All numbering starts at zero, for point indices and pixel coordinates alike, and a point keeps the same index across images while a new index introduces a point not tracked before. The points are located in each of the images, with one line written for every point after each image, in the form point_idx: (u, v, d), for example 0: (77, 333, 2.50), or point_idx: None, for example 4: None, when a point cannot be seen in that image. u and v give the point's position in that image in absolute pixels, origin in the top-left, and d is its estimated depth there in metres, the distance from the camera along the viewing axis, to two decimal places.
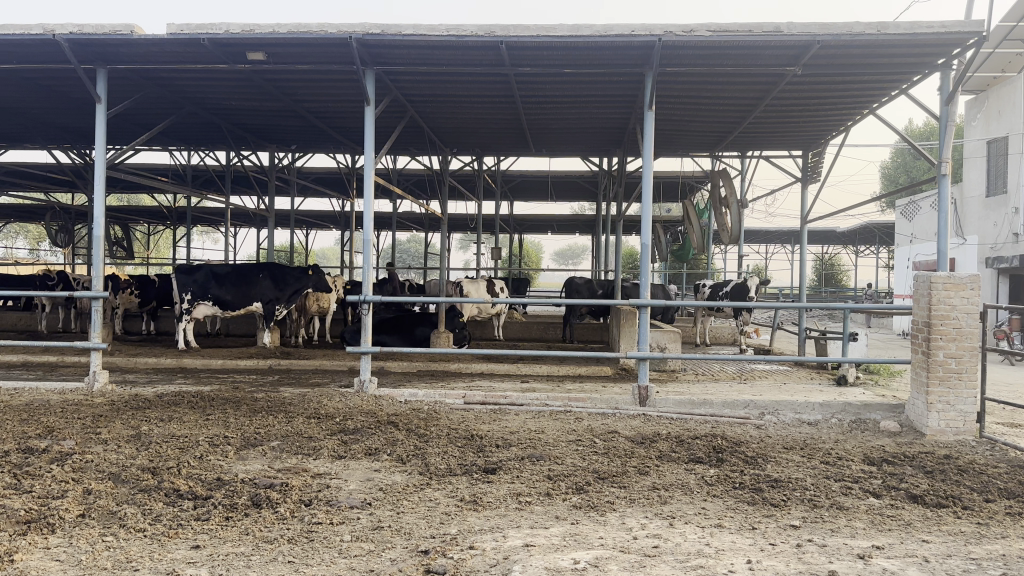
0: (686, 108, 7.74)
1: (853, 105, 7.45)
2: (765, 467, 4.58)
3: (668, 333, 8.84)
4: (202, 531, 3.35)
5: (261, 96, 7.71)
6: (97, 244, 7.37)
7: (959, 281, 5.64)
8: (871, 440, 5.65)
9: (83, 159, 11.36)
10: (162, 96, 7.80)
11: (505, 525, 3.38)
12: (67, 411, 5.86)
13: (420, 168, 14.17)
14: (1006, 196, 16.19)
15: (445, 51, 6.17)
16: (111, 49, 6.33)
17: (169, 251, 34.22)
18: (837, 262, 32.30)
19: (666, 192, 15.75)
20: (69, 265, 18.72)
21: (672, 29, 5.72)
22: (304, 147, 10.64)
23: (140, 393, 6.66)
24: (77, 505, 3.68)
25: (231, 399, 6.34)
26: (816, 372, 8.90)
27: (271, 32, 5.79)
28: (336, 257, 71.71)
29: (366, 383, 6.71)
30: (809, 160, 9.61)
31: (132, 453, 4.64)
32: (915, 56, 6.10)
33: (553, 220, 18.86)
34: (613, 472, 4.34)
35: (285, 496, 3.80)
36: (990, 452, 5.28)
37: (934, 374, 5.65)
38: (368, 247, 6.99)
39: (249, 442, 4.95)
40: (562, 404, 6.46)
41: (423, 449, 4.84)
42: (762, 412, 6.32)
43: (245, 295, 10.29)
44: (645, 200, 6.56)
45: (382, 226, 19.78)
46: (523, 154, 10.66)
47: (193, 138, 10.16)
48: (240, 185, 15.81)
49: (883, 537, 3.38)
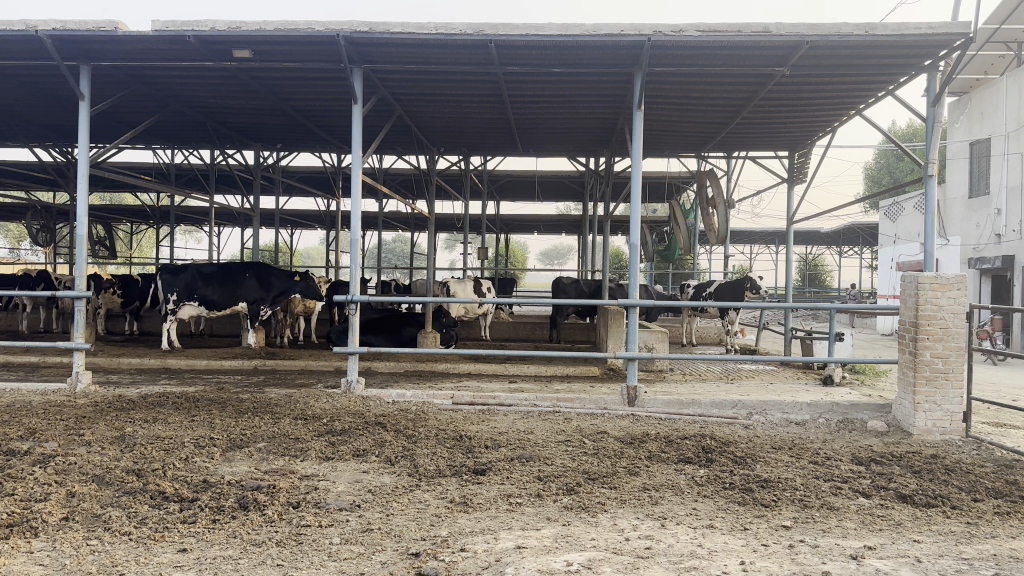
0: (675, 108, 7.74)
1: (839, 106, 7.48)
2: (755, 467, 4.58)
3: (655, 333, 8.83)
4: (188, 534, 3.30)
5: (247, 94, 7.64)
6: (80, 243, 7.27)
7: (946, 282, 5.66)
8: (859, 440, 5.66)
9: (66, 157, 11.23)
10: (146, 94, 7.73)
11: (497, 527, 3.35)
12: (49, 413, 5.78)
13: (406, 168, 14.12)
14: (988, 197, 16.34)
15: (435, 49, 6.13)
16: (95, 46, 6.26)
17: (152, 250, 34.09)
18: (820, 263, 32.55)
19: (652, 192, 15.77)
20: (50, 264, 18.50)
21: (662, 28, 5.71)
22: (290, 146, 10.57)
23: (123, 394, 6.58)
24: (60, 508, 3.62)
25: (216, 400, 6.27)
26: (801, 372, 8.95)
27: (258, 30, 5.73)
28: (321, 258, 71.62)
29: (353, 384, 6.66)
30: (795, 160, 9.64)
31: (116, 455, 4.58)
32: (901, 57, 6.13)
33: (540, 221, 18.84)
34: (603, 472, 4.32)
35: (273, 499, 3.76)
36: (977, 452, 5.31)
37: (922, 375, 5.67)
38: (355, 247, 6.92)
39: (235, 443, 4.90)
40: (550, 404, 6.43)
41: (412, 450, 4.81)
42: (750, 412, 6.32)
43: (230, 295, 10.20)
44: (634, 200, 6.54)
45: (368, 225, 19.71)
46: (510, 154, 10.66)
47: (177, 136, 10.07)
48: (225, 184, 15.69)
49: (875, 537, 3.38)
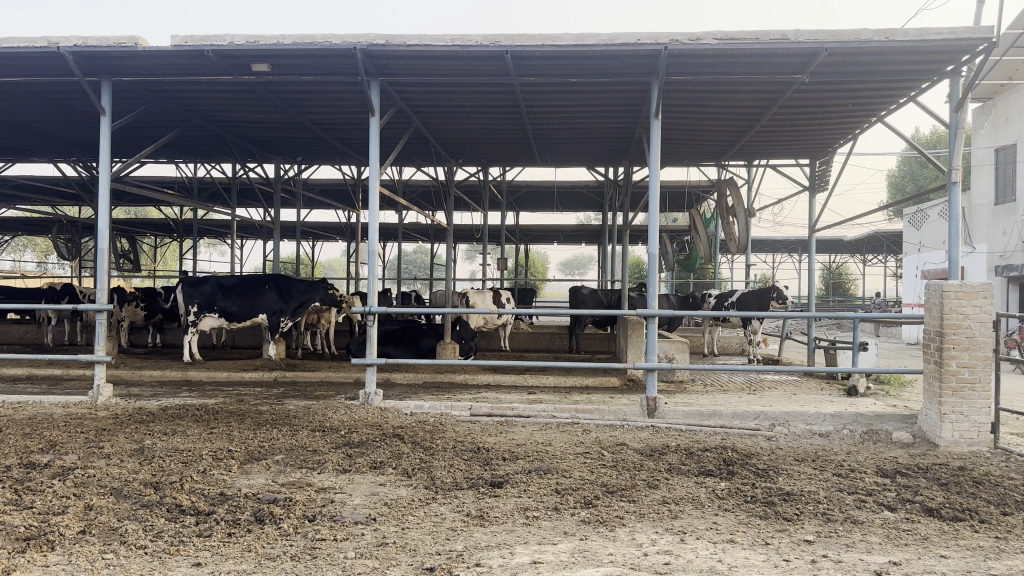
0: (693, 117, 7.68)
1: (860, 113, 7.41)
2: (777, 480, 4.50)
3: (675, 343, 8.76)
4: (204, 548, 3.28)
5: (266, 108, 7.70)
6: (101, 257, 7.32)
7: (971, 290, 5.56)
8: (884, 452, 5.56)
9: (90, 172, 11.37)
10: (167, 109, 7.80)
11: (513, 541, 3.31)
12: (70, 425, 5.81)
13: (425, 179, 14.16)
14: (1015, 204, 16.13)
15: (451, 61, 6.14)
16: (116, 61, 6.33)
17: (176, 262, 34.50)
18: (844, 270, 32.23)
19: (672, 201, 15.71)
20: (76, 278, 18.71)
21: (678, 37, 5.67)
22: (309, 159, 10.62)
23: (144, 406, 6.60)
24: (78, 521, 3.62)
25: (235, 412, 6.28)
26: (825, 383, 8.81)
27: (275, 44, 5.76)
28: (342, 270, 72.05)
29: (371, 396, 6.65)
30: (817, 168, 9.54)
31: (134, 468, 4.58)
32: (923, 63, 6.05)
33: (560, 231, 18.81)
34: (621, 485, 4.27)
35: (289, 512, 3.74)
36: (1006, 464, 5.19)
37: (948, 385, 5.56)
38: (373, 259, 6.92)
39: (253, 456, 4.90)
40: (569, 416, 6.38)
41: (429, 462, 4.78)
42: (772, 423, 6.24)
43: (250, 307, 10.23)
44: (652, 210, 6.48)
45: (388, 237, 19.78)
46: (528, 165, 10.65)
47: (198, 150, 10.16)
48: (246, 197, 15.80)
49: (901, 552, 3.30)
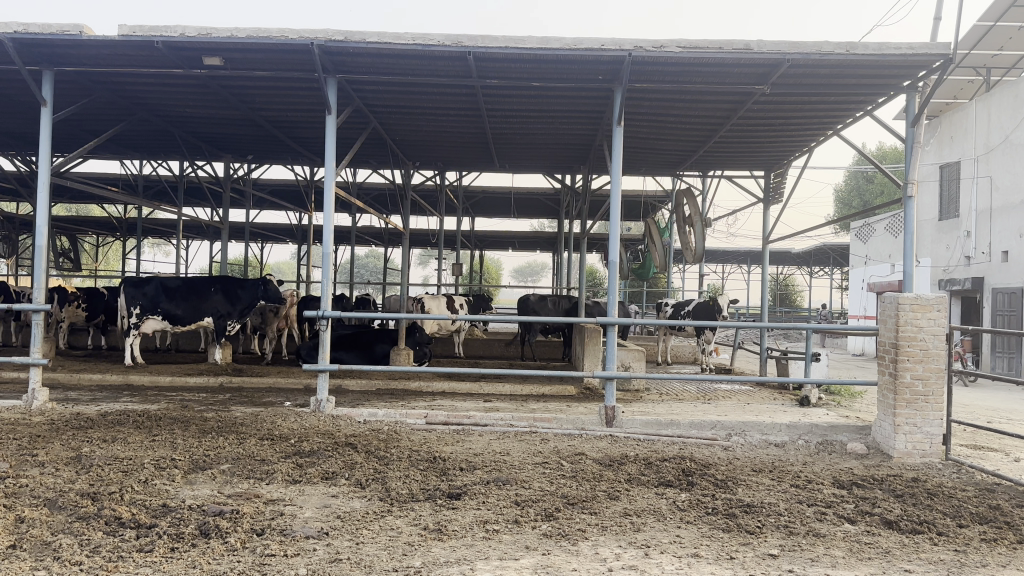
0: (652, 125, 7.69)
1: (816, 125, 7.50)
2: (736, 491, 4.46)
3: (632, 352, 8.75)
4: (144, 564, 3.09)
5: (217, 103, 7.46)
6: (38, 255, 6.99)
7: (926, 303, 5.62)
8: (839, 462, 5.58)
9: (30, 167, 10.92)
10: (112, 101, 7.50)
11: (473, 556, 3.19)
12: (1, 432, 5.48)
13: (380, 182, 13.97)
14: (957, 220, 16.53)
15: (411, 60, 6.00)
16: (58, 50, 6.05)
17: (118, 262, 33.54)
18: (791, 282, 32.88)
19: (628, 210, 15.77)
20: (12, 276, 17.94)
21: (643, 44, 5.63)
22: (261, 158, 10.37)
23: (82, 412, 6.31)
24: (7, 535, 3.40)
25: (179, 419, 6.02)
26: (778, 393, 8.87)
27: (229, 37, 5.56)
28: (291, 272, 70.80)
29: (323, 403, 6.46)
30: (771, 180, 9.66)
31: (70, 478, 4.33)
32: (880, 77, 6.11)
33: (514, 237, 18.70)
34: (582, 497, 4.17)
35: (236, 525, 3.56)
36: (957, 475, 5.24)
37: (902, 397, 5.60)
38: (327, 261, 6.65)
39: (198, 465, 4.68)
40: (527, 424, 6.27)
41: (384, 472, 4.63)
42: (729, 433, 6.22)
43: (195, 310, 9.90)
44: (612, 216, 6.39)
45: (339, 240, 19.48)
46: (486, 170, 10.59)
47: (145, 146, 9.82)
48: (191, 196, 15.38)
49: (864, 567, 3.26)
